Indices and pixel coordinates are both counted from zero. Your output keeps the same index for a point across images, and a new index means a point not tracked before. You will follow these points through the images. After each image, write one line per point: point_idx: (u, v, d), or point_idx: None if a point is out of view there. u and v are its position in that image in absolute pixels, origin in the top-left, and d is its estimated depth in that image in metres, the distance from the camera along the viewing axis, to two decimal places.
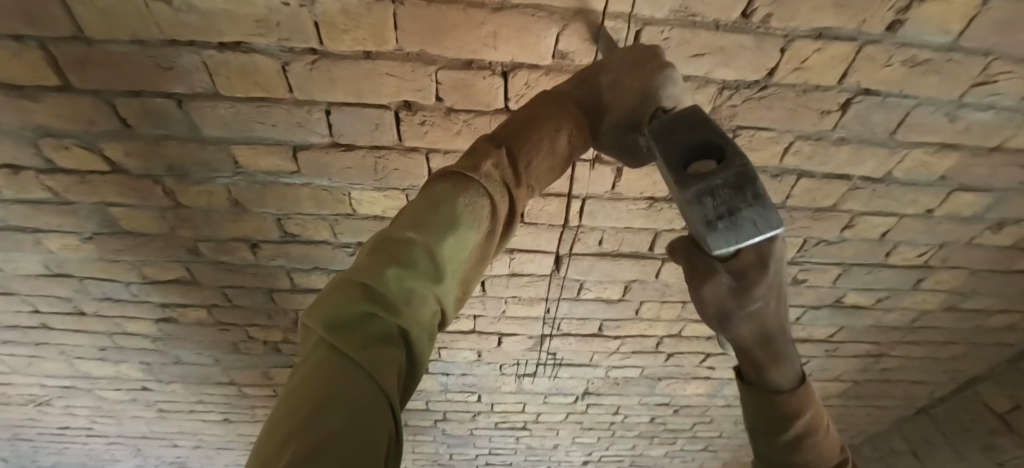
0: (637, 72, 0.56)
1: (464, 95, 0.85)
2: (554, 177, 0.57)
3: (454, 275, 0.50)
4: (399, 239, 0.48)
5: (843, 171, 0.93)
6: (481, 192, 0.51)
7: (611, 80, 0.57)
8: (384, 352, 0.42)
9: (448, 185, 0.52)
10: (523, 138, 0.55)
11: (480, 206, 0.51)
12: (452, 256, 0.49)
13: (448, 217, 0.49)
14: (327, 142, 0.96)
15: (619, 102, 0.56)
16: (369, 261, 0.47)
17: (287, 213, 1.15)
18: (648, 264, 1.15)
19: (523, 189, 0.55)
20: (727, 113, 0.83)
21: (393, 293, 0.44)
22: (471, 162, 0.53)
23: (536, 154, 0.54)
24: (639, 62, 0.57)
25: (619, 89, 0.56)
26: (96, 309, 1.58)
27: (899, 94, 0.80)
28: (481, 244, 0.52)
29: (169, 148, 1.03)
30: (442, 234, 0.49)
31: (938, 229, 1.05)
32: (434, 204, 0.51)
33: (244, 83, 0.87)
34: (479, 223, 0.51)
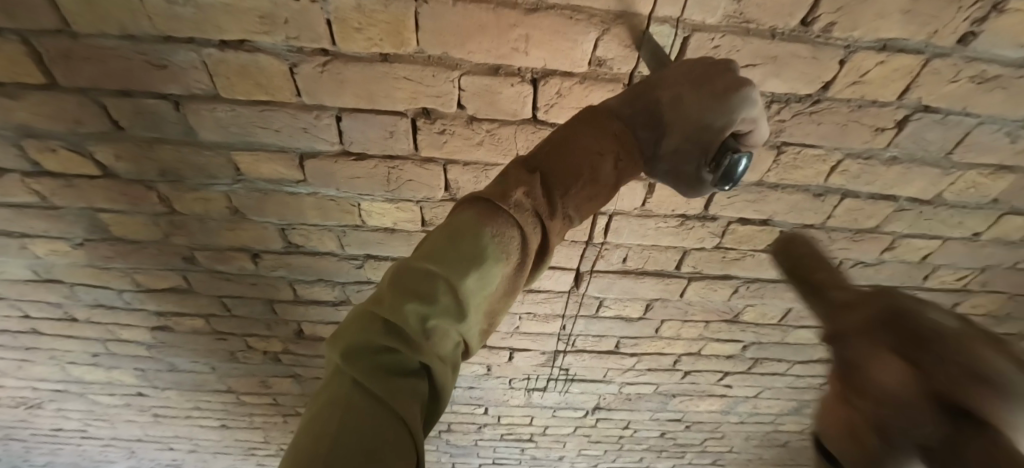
0: (704, 87, 0.48)
1: (488, 103, 0.78)
2: (594, 206, 0.49)
3: (481, 307, 0.43)
4: (420, 270, 0.42)
5: (891, 191, 0.87)
6: (512, 226, 0.44)
7: (671, 95, 0.50)
8: (403, 389, 0.37)
9: (473, 213, 0.45)
10: (560, 164, 0.48)
11: (509, 238, 0.44)
12: (478, 290, 0.43)
13: (473, 247, 0.43)
14: (336, 150, 0.89)
15: (683, 123, 0.48)
16: (390, 293, 0.41)
17: (290, 223, 1.08)
18: (673, 283, 1.09)
19: (559, 220, 0.47)
20: (773, 128, 0.77)
21: (412, 329, 0.39)
22: (501, 189, 0.46)
23: (572, 182, 0.47)
24: (705, 78, 0.49)
25: (680, 106, 0.49)
26: (87, 314, 1.52)
27: (961, 111, 0.74)
28: (509, 281, 0.45)
29: (164, 152, 0.95)
30: (466, 264, 0.42)
31: (982, 252, 0.99)
32: (458, 234, 0.44)
33: (247, 84, 0.80)
34: (508, 257, 0.44)
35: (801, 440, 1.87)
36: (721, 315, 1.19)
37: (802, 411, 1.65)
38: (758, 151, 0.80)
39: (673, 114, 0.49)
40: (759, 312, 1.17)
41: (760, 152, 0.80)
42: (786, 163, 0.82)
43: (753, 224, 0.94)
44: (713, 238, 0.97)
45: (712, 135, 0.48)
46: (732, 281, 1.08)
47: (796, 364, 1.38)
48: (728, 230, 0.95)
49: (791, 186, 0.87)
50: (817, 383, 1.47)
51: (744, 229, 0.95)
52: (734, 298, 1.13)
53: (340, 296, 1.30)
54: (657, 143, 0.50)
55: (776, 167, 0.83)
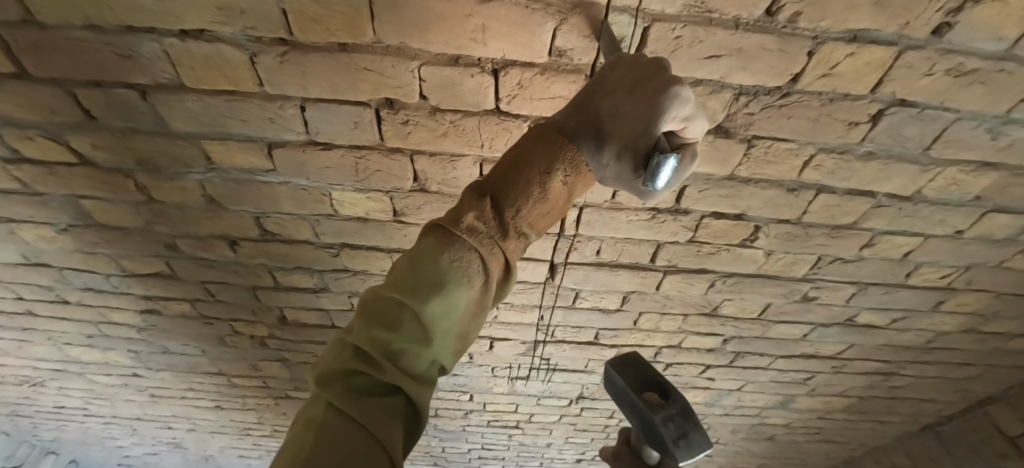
0: (640, 93, 0.46)
1: (451, 94, 0.76)
2: (549, 222, 0.49)
3: (450, 330, 0.43)
4: (384, 297, 0.42)
5: (868, 188, 0.85)
6: (452, 251, 0.43)
7: (610, 104, 0.47)
8: (378, 411, 0.36)
9: (431, 238, 0.45)
10: (511, 186, 0.47)
11: (465, 262, 0.43)
12: (443, 314, 0.42)
13: (432, 270, 0.42)
14: (304, 140, 0.88)
15: (620, 132, 0.46)
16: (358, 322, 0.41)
17: (265, 212, 1.07)
18: (649, 276, 1.08)
19: (514, 240, 0.46)
20: (742, 121, 0.75)
21: (381, 352, 0.38)
22: (450, 215, 0.45)
23: (526, 202, 0.46)
24: (641, 83, 0.47)
25: (619, 115, 0.47)
26: (79, 298, 1.54)
27: (939, 106, 0.71)
28: (468, 304, 0.43)
29: (138, 142, 0.95)
30: (427, 287, 0.41)
31: (965, 250, 0.97)
32: (421, 259, 0.44)
33: (210, 74, 0.79)
34: (469, 279, 0.43)
35: (787, 433, 1.87)
36: (700, 308, 1.18)
37: (787, 406, 1.65)
38: (727, 145, 0.78)
39: (611, 124, 0.47)
40: (738, 306, 1.16)
41: (730, 145, 0.78)
42: (757, 157, 0.80)
43: (727, 219, 0.93)
44: (686, 232, 0.96)
45: (651, 143, 0.46)
46: (709, 275, 1.07)
47: (778, 359, 1.37)
48: (702, 224, 0.94)
49: (764, 181, 0.85)
50: (800, 378, 1.46)
51: (717, 224, 0.93)
52: (711, 292, 1.12)
53: (320, 285, 1.31)
54: (601, 155, 0.48)
55: (747, 161, 0.81)
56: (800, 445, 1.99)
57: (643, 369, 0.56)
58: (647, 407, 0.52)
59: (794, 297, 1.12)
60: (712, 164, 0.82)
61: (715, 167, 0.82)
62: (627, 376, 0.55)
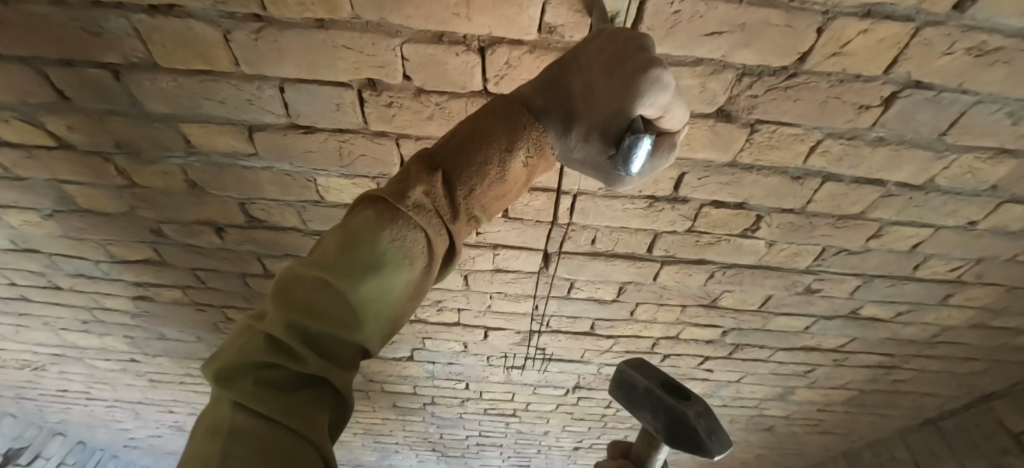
0: (615, 73, 0.42)
1: (436, 74, 0.72)
2: (505, 202, 0.45)
3: (382, 314, 0.40)
4: (308, 278, 0.38)
5: (877, 176, 0.80)
6: (398, 233, 0.39)
7: (584, 80, 0.44)
8: (295, 404, 0.35)
9: (371, 214, 0.41)
10: (466, 161, 0.43)
11: (409, 242, 0.39)
12: (376, 297, 0.38)
13: (369, 252, 0.38)
14: (285, 123, 0.85)
15: (591, 112, 0.43)
16: (276, 307, 0.37)
17: (250, 197, 1.04)
18: (646, 266, 1.04)
19: (464, 220, 0.43)
20: (745, 104, 0.70)
21: (298, 342, 0.36)
22: (397, 190, 0.41)
23: (479, 179, 0.43)
24: (616, 58, 0.43)
25: (592, 94, 0.43)
26: (71, 283, 1.53)
27: (957, 89, 0.66)
28: (408, 287, 0.40)
29: (115, 125, 0.92)
30: (360, 270, 0.38)
31: (977, 243, 0.92)
32: (354, 236, 0.40)
33: (183, 53, 0.75)
34: (411, 260, 0.40)
35: (786, 425, 1.84)
36: (698, 300, 1.14)
37: (786, 398, 1.62)
38: (729, 130, 0.74)
39: (582, 102, 0.43)
40: (737, 298, 1.13)
41: (731, 130, 0.74)
42: (760, 142, 0.75)
43: (727, 208, 0.89)
44: (684, 221, 0.92)
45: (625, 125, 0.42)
46: (708, 266, 1.03)
47: (778, 351, 1.34)
48: (701, 213, 0.90)
49: (767, 168, 0.81)
50: (801, 371, 1.43)
51: (717, 213, 0.90)
52: (710, 283, 1.08)
53: None
54: (569, 136, 0.45)
55: (750, 147, 0.76)
56: (799, 437, 1.97)
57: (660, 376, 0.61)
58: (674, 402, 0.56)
59: (796, 288, 1.08)
60: (712, 150, 0.77)
61: (716, 153, 0.78)
62: (644, 375, 0.62)
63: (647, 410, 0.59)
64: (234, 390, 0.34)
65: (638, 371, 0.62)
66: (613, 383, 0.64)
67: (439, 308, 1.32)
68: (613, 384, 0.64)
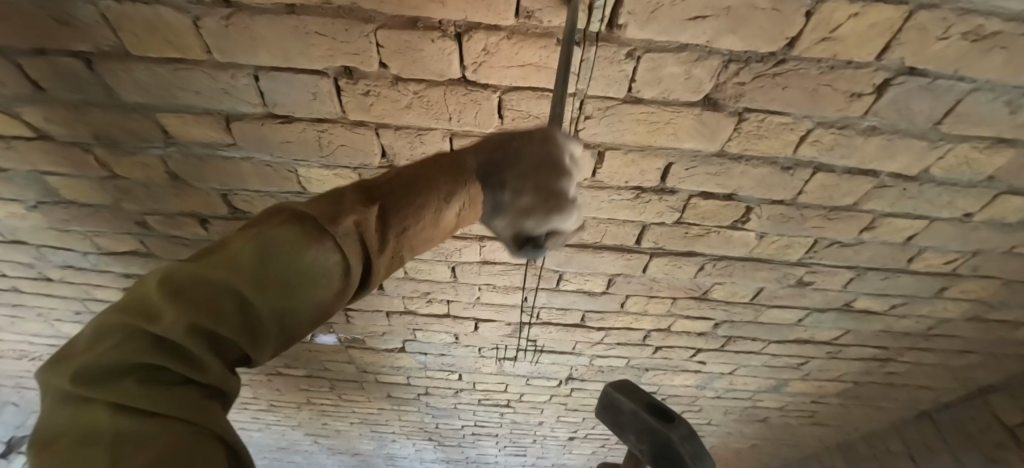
0: (541, 147, 0.48)
1: (412, 61, 0.69)
2: (427, 242, 0.48)
3: (289, 327, 0.42)
4: (215, 283, 0.37)
5: (870, 166, 0.78)
6: (327, 271, 0.41)
7: (515, 172, 0.48)
8: (186, 400, 0.35)
9: (295, 231, 0.41)
10: (399, 200, 0.45)
11: (336, 268, 0.42)
12: (291, 311, 0.41)
13: (289, 266, 0.40)
14: (262, 113, 0.82)
15: (520, 178, 0.48)
16: (173, 306, 0.36)
17: (231, 189, 1.02)
18: (635, 258, 1.03)
19: (388, 255, 0.45)
20: (732, 92, 0.68)
21: (198, 344, 0.36)
22: (329, 218, 0.42)
23: (409, 219, 0.45)
24: (547, 164, 0.47)
25: (521, 163, 0.48)
26: (61, 275, 1.52)
27: (953, 76, 0.63)
28: (320, 314, 0.43)
29: (91, 115, 0.89)
30: (278, 284, 0.39)
31: (973, 235, 0.90)
32: (269, 248, 0.40)
33: (153, 40, 0.72)
34: (333, 284, 0.42)
35: (781, 416, 1.84)
36: (689, 292, 1.13)
37: (780, 389, 1.61)
38: (716, 119, 0.71)
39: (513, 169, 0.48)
40: (729, 290, 1.11)
41: (719, 119, 0.71)
42: (749, 131, 0.73)
43: (716, 199, 0.87)
44: (673, 213, 0.90)
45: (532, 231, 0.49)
46: (698, 258, 1.01)
47: (771, 344, 1.32)
48: (689, 204, 0.88)
49: (756, 158, 0.78)
50: (794, 363, 1.42)
51: (706, 204, 0.87)
52: (700, 275, 1.06)
53: None
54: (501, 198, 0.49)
55: (737, 136, 0.74)
56: (794, 428, 1.97)
57: (646, 397, 0.64)
58: (661, 426, 0.59)
59: (788, 281, 1.06)
60: (699, 140, 0.75)
61: (702, 142, 0.76)
62: (630, 396, 0.65)
63: (632, 432, 0.63)
64: (119, 389, 0.33)
65: (623, 393, 0.65)
66: (600, 404, 0.67)
67: (428, 299, 1.31)
68: (600, 404, 0.67)
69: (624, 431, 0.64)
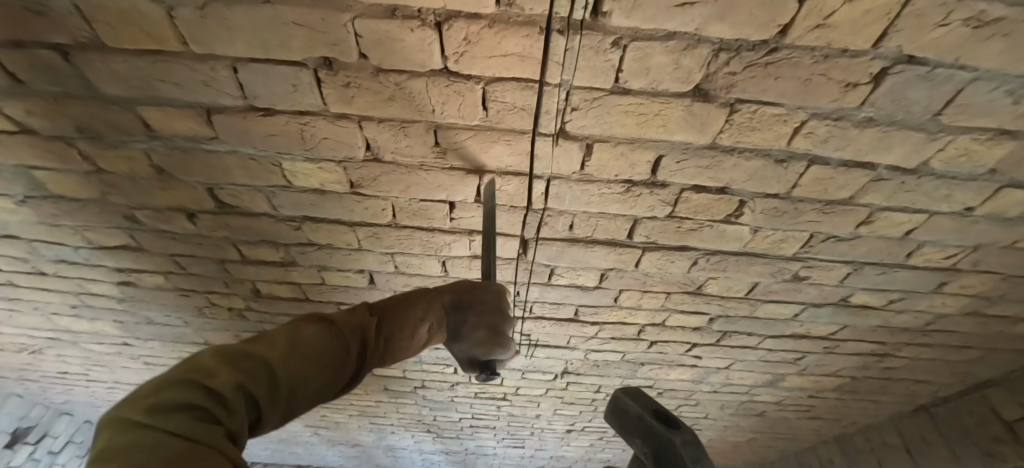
0: (494, 303, 0.77)
1: (392, 52, 0.67)
2: (401, 353, 0.69)
3: (295, 403, 0.53)
4: (256, 357, 0.50)
5: (866, 159, 0.75)
6: (333, 353, 0.56)
7: (474, 318, 0.76)
8: (224, 438, 0.43)
9: (320, 327, 0.58)
10: (398, 317, 0.69)
11: (342, 362, 0.58)
12: (304, 387, 0.53)
13: (308, 352, 0.54)
14: (243, 105, 0.80)
15: (480, 317, 0.75)
16: (220, 367, 0.47)
17: (217, 183, 1.01)
18: (627, 253, 1.01)
19: (378, 355, 0.65)
20: (723, 82, 0.65)
21: (236, 398, 0.46)
22: (343, 321, 0.61)
23: (398, 329, 0.68)
24: (495, 315, 0.76)
25: (480, 310, 0.76)
26: (54, 269, 1.51)
27: (952, 64, 0.60)
28: (321, 394, 0.55)
29: (71, 109, 0.87)
30: (299, 364, 0.53)
31: (972, 229, 0.88)
32: (296, 339, 0.54)
33: (127, 32, 0.70)
34: (336, 368, 0.56)
35: (778, 411, 1.83)
36: (683, 287, 1.11)
37: (776, 384, 1.60)
38: (707, 110, 0.69)
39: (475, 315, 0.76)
40: (723, 285, 1.09)
41: (709, 110, 0.69)
42: (741, 123, 0.71)
43: (708, 193, 0.85)
44: (664, 207, 0.88)
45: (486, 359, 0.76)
46: (691, 253, 1.00)
47: (767, 339, 1.31)
48: (681, 198, 0.86)
49: (749, 150, 0.76)
50: (791, 358, 1.40)
51: (698, 198, 0.85)
52: (694, 270, 1.05)
53: (288, 258, 1.25)
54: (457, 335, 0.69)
55: (729, 128, 0.72)
56: (791, 422, 1.96)
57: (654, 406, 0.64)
58: (665, 429, 0.59)
59: (783, 276, 1.04)
60: (689, 132, 0.73)
61: (692, 134, 0.73)
62: (638, 403, 0.65)
63: (639, 437, 0.61)
64: (174, 419, 0.41)
65: (633, 399, 0.65)
66: (609, 409, 0.66)
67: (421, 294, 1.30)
68: (609, 409, 0.67)
69: (632, 438, 0.63)
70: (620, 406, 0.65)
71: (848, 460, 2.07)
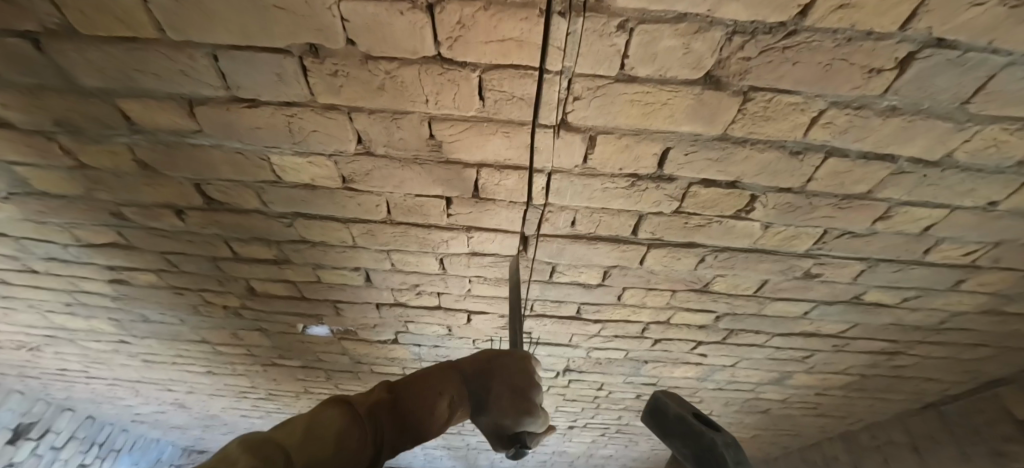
0: (517, 376, 0.72)
1: (381, 38, 0.62)
2: (420, 437, 0.66)
3: None
4: (275, 442, 0.53)
5: (886, 151, 0.71)
6: (347, 437, 0.57)
7: (497, 388, 0.72)
8: None
9: (337, 410, 0.60)
10: (415, 397, 0.67)
11: (355, 445, 0.58)
12: None
13: (325, 439, 0.56)
14: (226, 96, 0.76)
15: (504, 392, 0.71)
16: (238, 451, 0.50)
17: (204, 178, 0.97)
18: (631, 250, 0.97)
19: (392, 439, 0.64)
20: (737, 69, 0.61)
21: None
22: (361, 404, 0.63)
23: (414, 410, 0.66)
24: (518, 382, 0.72)
25: (505, 382, 0.72)
26: (44, 267, 1.48)
27: (986, 47, 0.56)
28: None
29: (47, 101, 0.83)
30: (316, 451, 0.54)
31: (995, 225, 0.83)
32: (315, 427, 0.57)
33: (99, 18, 0.65)
34: (350, 455, 0.57)
35: (784, 408, 1.80)
36: (689, 284, 1.07)
37: (783, 382, 1.56)
38: (718, 99, 0.65)
39: (499, 388, 0.71)
40: (730, 282, 1.05)
41: (721, 99, 0.65)
42: (754, 112, 0.66)
43: (718, 187, 0.80)
44: (670, 202, 0.84)
45: (514, 431, 0.70)
46: (698, 250, 0.96)
47: (774, 337, 1.27)
48: (689, 193, 0.82)
49: (762, 142, 0.72)
50: (799, 356, 1.37)
51: (707, 193, 0.81)
52: (701, 267, 1.01)
53: (281, 256, 1.22)
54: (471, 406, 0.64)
55: (741, 118, 0.67)
56: (797, 419, 1.93)
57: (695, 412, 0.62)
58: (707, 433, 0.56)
59: (794, 273, 1.00)
60: (698, 123, 0.69)
61: (702, 125, 0.69)
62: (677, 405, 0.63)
63: (678, 439, 0.59)
64: None
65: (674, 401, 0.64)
66: (647, 409, 0.64)
67: (418, 291, 1.27)
68: (646, 409, 0.65)
69: (671, 440, 0.61)
70: (659, 407, 0.64)
71: (853, 458, 2.05)
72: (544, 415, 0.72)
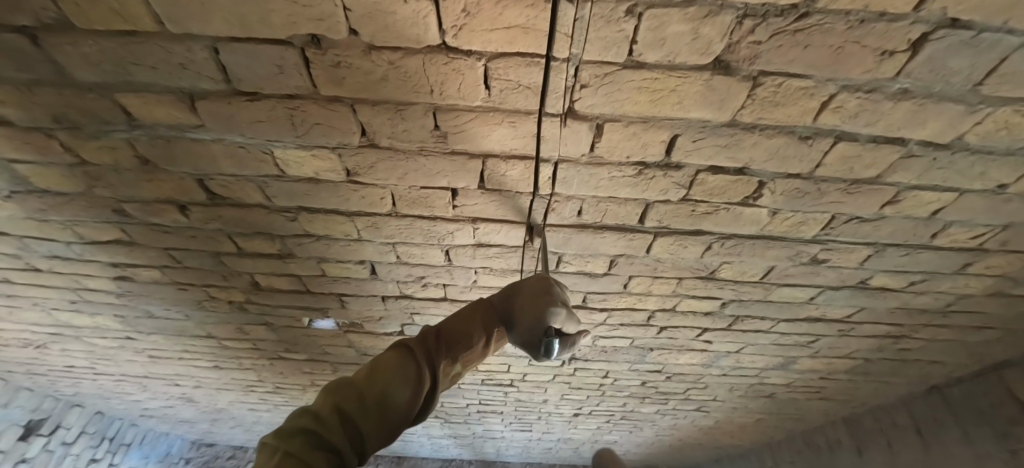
0: (536, 288, 0.72)
1: (384, 26, 0.61)
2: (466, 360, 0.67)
3: (388, 420, 0.57)
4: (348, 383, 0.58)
5: (897, 134, 0.70)
6: (405, 367, 0.60)
7: (519, 301, 0.71)
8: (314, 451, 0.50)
9: (395, 349, 0.62)
10: (455, 324, 0.69)
11: (412, 375, 0.60)
12: (388, 404, 0.57)
13: (386, 374, 0.58)
14: (227, 90, 0.75)
15: (525, 302, 0.70)
16: (321, 397, 0.56)
17: (206, 173, 0.96)
18: (638, 238, 0.97)
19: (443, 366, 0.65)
20: (746, 53, 0.60)
21: (331, 416, 0.53)
22: (413, 339, 0.65)
23: (454, 338, 0.67)
24: (539, 292, 0.71)
25: (525, 294, 0.71)
26: (48, 265, 1.47)
27: (1001, 28, 0.55)
28: (408, 409, 0.59)
29: (45, 97, 0.81)
30: (381, 385, 0.57)
31: (1004, 208, 0.83)
32: (379, 365, 0.59)
33: (95, 11, 0.64)
34: (410, 383, 0.59)
35: (788, 392, 1.81)
36: (695, 272, 1.07)
37: (787, 367, 1.57)
38: (726, 84, 0.64)
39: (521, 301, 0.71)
40: (736, 269, 1.05)
41: (729, 85, 0.64)
42: (764, 98, 0.66)
43: (726, 174, 0.80)
44: (678, 190, 0.83)
45: (540, 330, 0.68)
46: (705, 237, 0.95)
47: (780, 322, 1.27)
48: (696, 180, 0.81)
49: (772, 127, 0.71)
50: (804, 341, 1.37)
51: (714, 180, 0.81)
52: (707, 255, 1.00)
53: (285, 250, 1.21)
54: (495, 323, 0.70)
55: (751, 103, 0.67)
56: (800, 403, 1.94)
57: None
58: None
59: (801, 259, 1.00)
60: (707, 109, 0.68)
61: (711, 111, 0.68)
62: None
63: None
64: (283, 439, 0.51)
65: None
66: None
67: (424, 283, 1.27)
68: None
69: None
70: None
71: (857, 441, 2.06)
72: (568, 312, 0.70)
